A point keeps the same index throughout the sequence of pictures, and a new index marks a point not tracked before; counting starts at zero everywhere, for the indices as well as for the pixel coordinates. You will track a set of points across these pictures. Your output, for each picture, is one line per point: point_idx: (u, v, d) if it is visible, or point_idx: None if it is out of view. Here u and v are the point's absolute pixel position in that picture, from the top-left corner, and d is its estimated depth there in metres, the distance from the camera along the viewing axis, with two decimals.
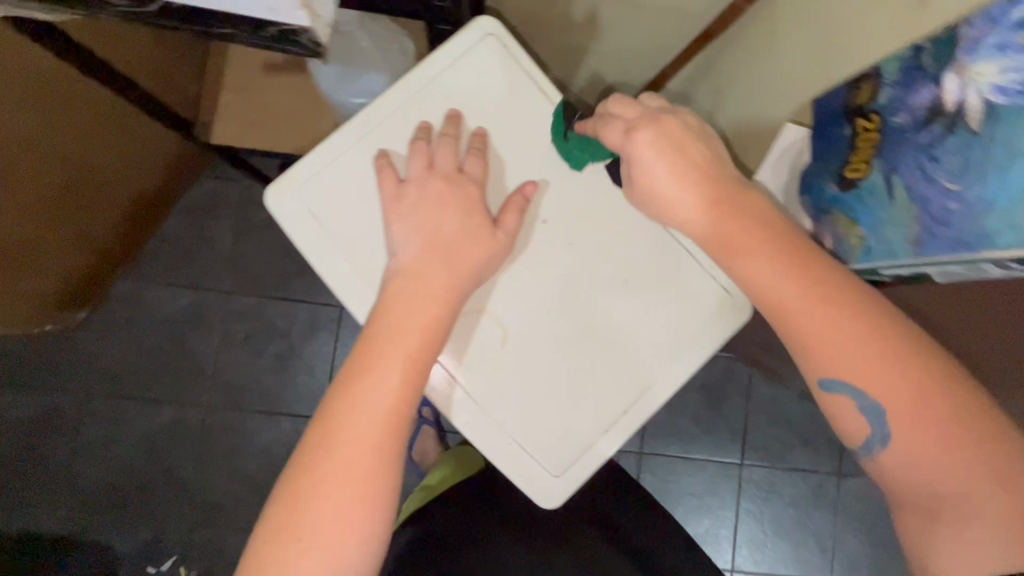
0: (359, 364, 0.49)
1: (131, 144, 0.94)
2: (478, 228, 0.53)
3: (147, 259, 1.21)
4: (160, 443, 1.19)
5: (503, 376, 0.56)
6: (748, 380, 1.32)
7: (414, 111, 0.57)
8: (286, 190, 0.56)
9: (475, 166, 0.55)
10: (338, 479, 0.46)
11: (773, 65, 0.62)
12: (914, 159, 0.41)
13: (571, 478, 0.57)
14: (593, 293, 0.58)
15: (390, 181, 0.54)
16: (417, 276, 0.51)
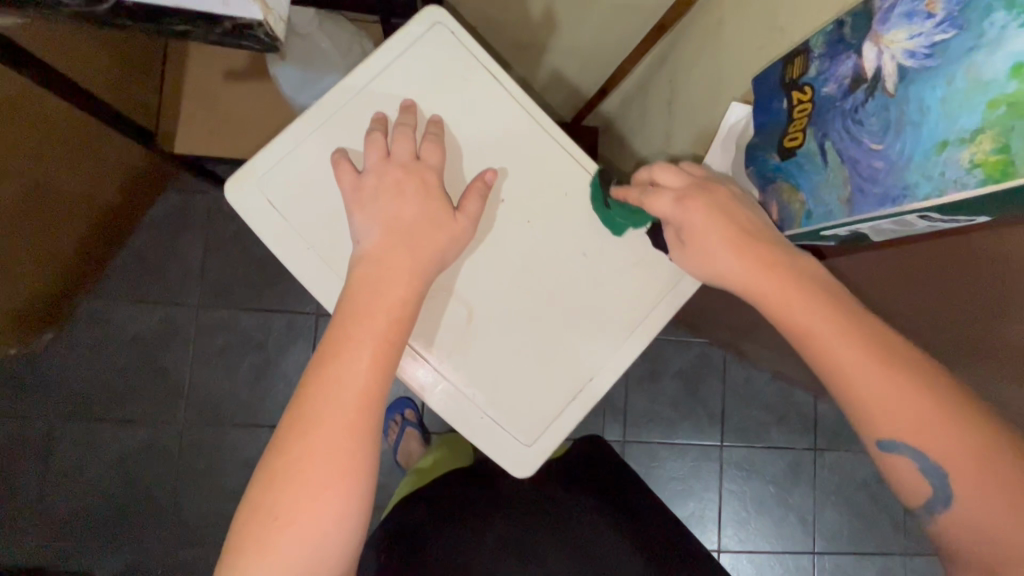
0: (329, 354, 0.49)
1: (92, 158, 0.92)
2: (437, 213, 0.54)
3: (112, 276, 1.19)
4: (137, 463, 1.16)
5: (475, 351, 0.58)
6: (722, 363, 1.35)
7: (368, 103, 0.58)
8: (247, 184, 0.56)
9: (433, 153, 0.56)
10: (308, 467, 0.46)
11: (718, 56, 0.66)
12: (842, 125, 0.44)
13: (541, 448, 0.59)
14: (554, 268, 0.59)
15: (349, 173, 0.54)
16: (379, 265, 0.51)
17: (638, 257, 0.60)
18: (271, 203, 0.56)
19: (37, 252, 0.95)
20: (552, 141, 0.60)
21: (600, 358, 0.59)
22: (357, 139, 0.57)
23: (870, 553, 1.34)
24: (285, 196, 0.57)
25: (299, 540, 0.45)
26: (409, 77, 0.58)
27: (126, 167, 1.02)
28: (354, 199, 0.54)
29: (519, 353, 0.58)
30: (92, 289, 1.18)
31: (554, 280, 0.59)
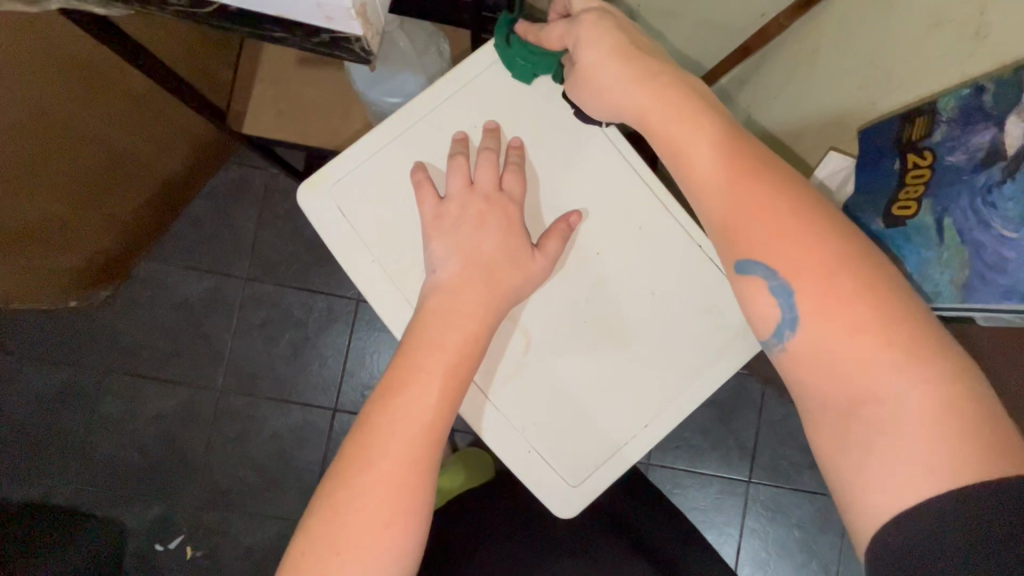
0: (398, 377, 0.49)
1: (165, 129, 0.95)
2: (516, 249, 0.54)
3: (170, 241, 1.23)
4: (174, 422, 1.21)
5: (532, 386, 0.57)
6: (761, 397, 1.30)
7: (455, 116, 0.57)
8: (321, 191, 0.56)
9: (514, 185, 0.56)
10: (365, 500, 0.46)
11: (813, 90, 0.64)
12: (964, 202, 0.43)
13: (587, 488, 0.58)
14: (623, 311, 0.57)
15: (431, 200, 0.54)
16: (458, 293, 0.52)
17: (710, 307, 0.58)
18: (343, 211, 0.57)
19: (101, 212, 0.99)
20: (633, 177, 0.58)
21: (655, 404, 0.57)
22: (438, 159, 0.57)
23: None
24: (357, 205, 0.57)
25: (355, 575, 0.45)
26: (496, 99, 0.58)
27: (191, 139, 1.05)
28: (432, 225, 0.54)
29: (572, 390, 0.57)
30: (151, 250, 1.22)
31: (622, 323, 0.57)
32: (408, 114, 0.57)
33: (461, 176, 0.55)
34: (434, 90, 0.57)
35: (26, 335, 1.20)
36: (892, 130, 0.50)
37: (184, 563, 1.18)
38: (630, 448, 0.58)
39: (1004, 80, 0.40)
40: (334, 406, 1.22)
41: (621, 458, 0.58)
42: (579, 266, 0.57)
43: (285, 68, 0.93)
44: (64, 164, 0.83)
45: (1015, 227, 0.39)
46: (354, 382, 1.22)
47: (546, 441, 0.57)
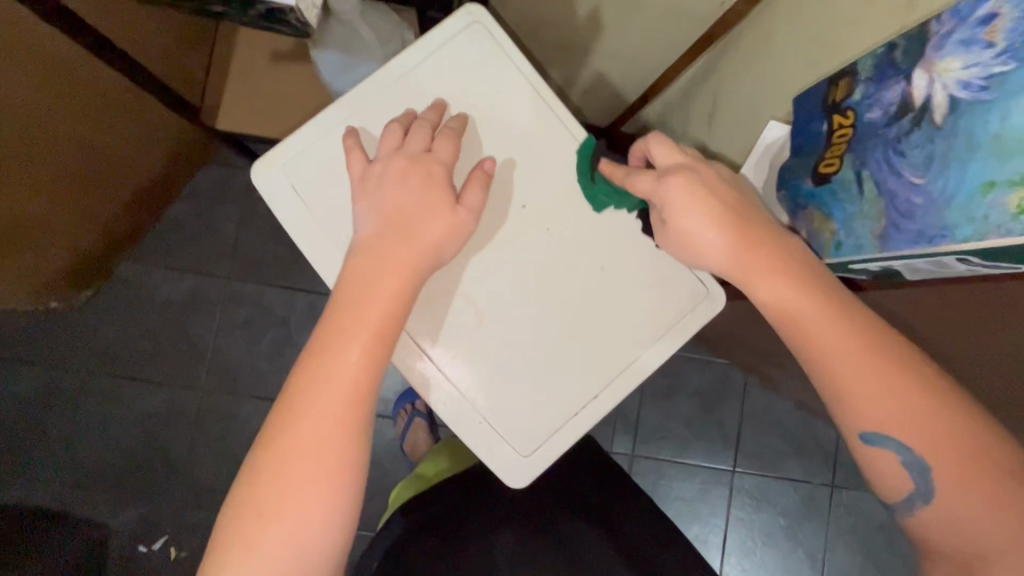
0: (324, 342, 0.49)
1: (143, 130, 0.96)
2: (441, 205, 0.53)
3: (151, 241, 1.23)
4: (158, 423, 1.21)
5: (481, 356, 0.57)
6: (743, 387, 1.31)
7: (404, 97, 0.58)
8: (274, 168, 0.58)
9: (444, 147, 0.55)
10: (295, 461, 0.47)
11: (766, 72, 0.66)
12: (882, 157, 0.46)
13: (540, 455, 0.58)
14: (567, 279, 0.59)
15: (360, 162, 0.55)
16: (387, 248, 0.51)
17: (654, 275, 0.59)
18: (295, 186, 0.58)
19: (80, 212, 0.99)
20: (575, 148, 0.60)
21: (602, 373, 0.58)
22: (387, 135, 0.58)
23: None
24: (309, 182, 0.58)
25: (286, 532, 0.46)
26: (443, 75, 0.59)
27: (170, 139, 1.05)
28: (360, 186, 0.54)
29: (522, 357, 0.58)
30: (133, 251, 1.23)
31: (567, 291, 0.59)
32: (357, 94, 0.58)
33: (394, 134, 0.55)
34: (382, 71, 0.58)
35: (8, 337, 1.20)
36: (819, 94, 0.51)
37: (169, 564, 1.17)
38: (578, 419, 0.58)
39: (911, 35, 0.41)
40: None
41: (569, 430, 0.58)
42: (524, 234, 0.58)
43: (257, 63, 0.97)
44: (44, 167, 0.84)
45: (920, 173, 0.42)
46: None
47: (495, 412, 0.57)
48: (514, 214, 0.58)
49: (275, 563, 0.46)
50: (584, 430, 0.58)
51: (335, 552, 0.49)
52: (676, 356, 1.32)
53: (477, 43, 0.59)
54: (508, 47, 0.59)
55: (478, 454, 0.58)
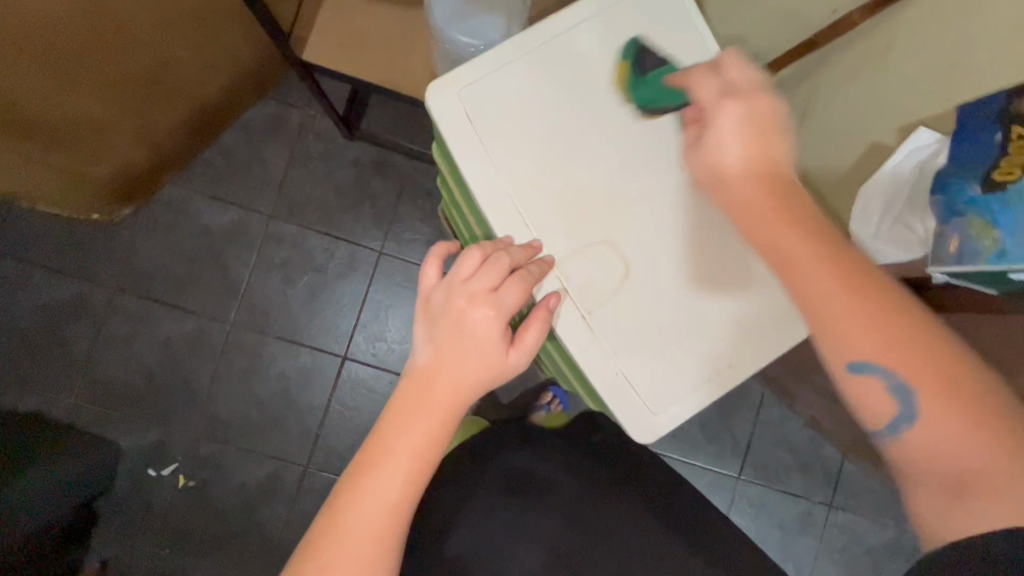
0: (425, 368, 0.50)
1: (214, 43, 0.93)
2: (491, 349, 0.50)
3: (198, 166, 1.21)
4: (181, 350, 1.20)
5: (621, 310, 0.57)
6: (760, 398, 1.33)
7: (571, 43, 0.58)
8: (448, 90, 0.56)
9: (512, 291, 0.51)
10: (401, 439, 0.48)
11: (871, 90, 0.65)
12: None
13: (667, 417, 0.58)
14: (717, 247, 0.58)
15: (434, 273, 0.52)
16: (451, 362, 0.50)
17: None
18: (465, 112, 0.56)
19: (138, 124, 0.97)
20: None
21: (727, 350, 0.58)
22: (571, 78, 0.58)
23: None
24: (483, 109, 0.57)
25: (380, 503, 0.47)
26: (629, 27, 0.59)
27: (240, 61, 1.03)
28: (423, 306, 0.52)
29: (663, 319, 0.57)
30: (177, 174, 1.21)
31: (715, 257, 0.58)
32: (540, 27, 0.57)
33: (471, 260, 0.51)
34: (561, 14, 0.58)
35: (42, 242, 1.18)
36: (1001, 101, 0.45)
37: (177, 492, 1.17)
38: (692, 392, 0.58)
39: None
40: (344, 354, 1.21)
41: (684, 403, 0.58)
42: (678, 199, 0.58)
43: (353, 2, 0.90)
44: (111, 58, 0.80)
45: None
46: (366, 333, 1.22)
47: (624, 374, 0.57)
48: (672, 176, 0.58)
49: (365, 528, 0.46)
50: (698, 406, 0.59)
51: (396, 541, 0.48)
52: None
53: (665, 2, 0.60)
54: (694, 13, 0.60)
55: (610, 409, 0.58)
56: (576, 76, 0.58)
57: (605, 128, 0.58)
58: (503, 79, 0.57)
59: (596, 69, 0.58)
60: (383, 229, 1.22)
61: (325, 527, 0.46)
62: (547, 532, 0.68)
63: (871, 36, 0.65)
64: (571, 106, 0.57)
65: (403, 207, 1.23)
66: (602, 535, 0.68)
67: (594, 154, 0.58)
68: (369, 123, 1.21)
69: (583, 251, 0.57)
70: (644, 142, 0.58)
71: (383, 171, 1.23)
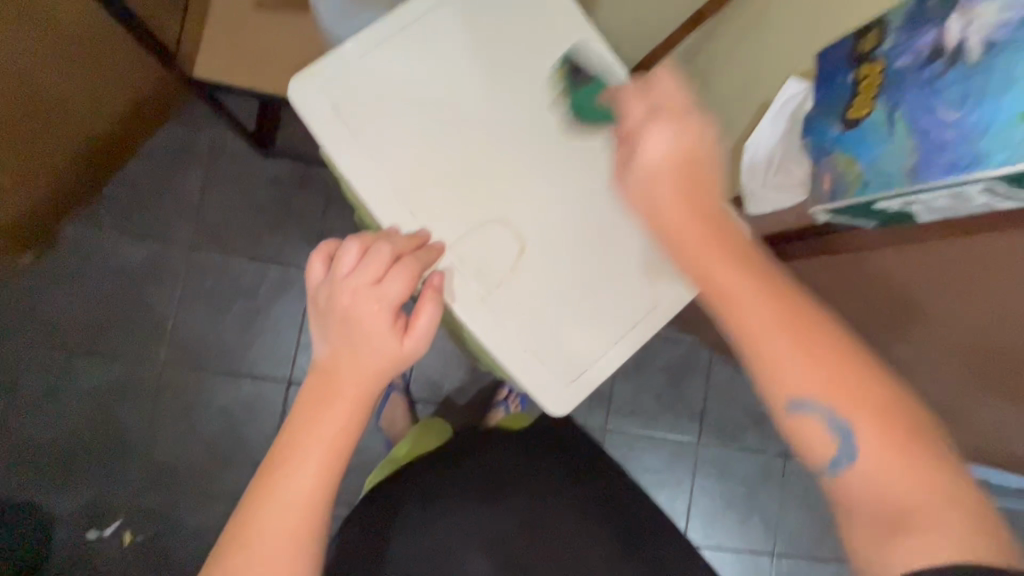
0: (326, 364, 0.48)
1: (99, 73, 0.88)
2: (384, 340, 0.48)
3: (102, 204, 1.14)
4: (108, 400, 1.12)
5: (518, 285, 0.57)
6: (708, 362, 1.36)
7: (434, 30, 0.57)
8: (312, 85, 0.55)
9: (396, 283, 0.48)
10: (312, 431, 0.47)
11: None
12: (918, 95, 0.40)
13: (580, 385, 0.58)
14: (606, 212, 0.59)
15: (321, 270, 0.50)
16: (349, 355, 0.48)
17: None
18: (337, 111, 0.56)
19: (26, 166, 0.91)
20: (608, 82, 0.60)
21: (628, 309, 0.59)
22: (439, 65, 0.57)
23: (826, 560, 1.37)
24: (353, 104, 0.56)
25: (295, 502, 0.45)
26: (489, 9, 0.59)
27: (131, 89, 0.97)
28: (313, 305, 0.50)
29: (563, 286, 0.58)
30: (80, 215, 1.13)
31: (606, 220, 0.59)
32: (397, 15, 0.57)
33: (350, 255, 0.48)
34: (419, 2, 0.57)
35: None
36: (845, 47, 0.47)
37: (123, 550, 1.10)
38: (600, 358, 0.59)
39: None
40: (288, 378, 1.17)
41: (595, 371, 0.58)
42: (560, 171, 0.59)
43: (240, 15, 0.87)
44: None
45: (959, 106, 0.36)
46: (309, 353, 1.18)
47: (534, 346, 0.57)
48: (552, 148, 0.59)
49: (279, 530, 0.45)
50: (609, 370, 0.59)
51: (317, 540, 0.46)
52: None
53: None
54: None
55: (521, 384, 0.57)
56: (443, 63, 0.58)
57: (479, 110, 0.58)
58: (376, 73, 0.56)
59: (463, 51, 0.58)
60: (311, 244, 1.19)
61: (238, 537, 0.45)
62: (497, 538, 0.70)
63: None
64: (440, 89, 0.57)
65: (329, 219, 1.19)
66: (542, 536, 0.70)
67: (472, 134, 0.58)
68: (283, 137, 1.18)
69: (473, 231, 0.57)
70: (521, 120, 0.58)
71: (303, 186, 1.19)
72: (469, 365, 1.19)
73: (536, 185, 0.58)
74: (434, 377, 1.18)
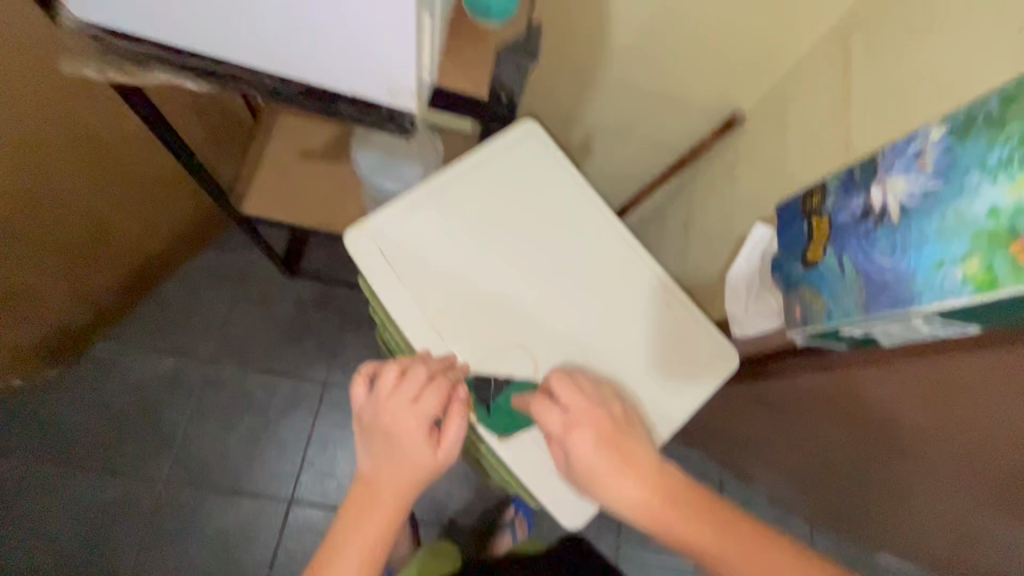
0: (367, 476, 0.52)
1: (154, 205, 1.01)
2: (417, 454, 0.51)
3: (132, 321, 1.21)
4: (103, 520, 1.10)
5: (534, 405, 0.61)
6: (719, 482, 1.33)
7: (464, 183, 0.66)
8: (362, 230, 0.63)
9: (431, 402, 0.52)
10: (348, 542, 0.49)
11: (728, 193, 0.82)
12: (856, 244, 0.46)
13: (592, 498, 0.60)
14: (616, 340, 0.65)
15: (361, 391, 0.54)
16: (386, 469, 0.51)
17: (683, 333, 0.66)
18: (379, 248, 0.63)
19: (71, 285, 1.00)
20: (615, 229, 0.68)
21: (635, 426, 0.62)
22: (468, 212, 0.65)
23: None
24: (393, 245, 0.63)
25: None
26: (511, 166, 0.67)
27: (180, 220, 1.10)
28: (358, 424, 0.54)
29: None
30: (111, 332, 1.20)
31: (615, 346, 0.65)
32: (433, 171, 0.66)
33: (390, 375, 0.53)
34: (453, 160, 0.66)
35: None
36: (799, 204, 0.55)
37: None
38: None
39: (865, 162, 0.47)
40: (290, 498, 1.15)
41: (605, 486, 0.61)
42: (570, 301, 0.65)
43: (285, 160, 0.99)
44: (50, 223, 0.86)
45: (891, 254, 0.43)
46: (313, 471, 1.17)
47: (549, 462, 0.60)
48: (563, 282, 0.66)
49: None
50: None
51: None
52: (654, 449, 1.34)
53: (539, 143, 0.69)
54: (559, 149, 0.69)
55: (535, 495, 0.60)
56: (471, 210, 0.66)
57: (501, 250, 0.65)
58: (412, 218, 0.65)
59: (488, 200, 0.66)
60: (326, 361, 1.23)
61: None
62: None
63: (724, 155, 0.84)
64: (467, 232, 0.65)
65: (345, 336, 1.25)
66: None
67: (494, 271, 0.64)
68: (309, 261, 1.28)
69: (494, 354, 0.62)
70: (537, 258, 0.66)
71: (323, 305, 1.27)
72: (474, 484, 1.17)
73: (550, 314, 0.64)
74: (440, 498, 1.16)
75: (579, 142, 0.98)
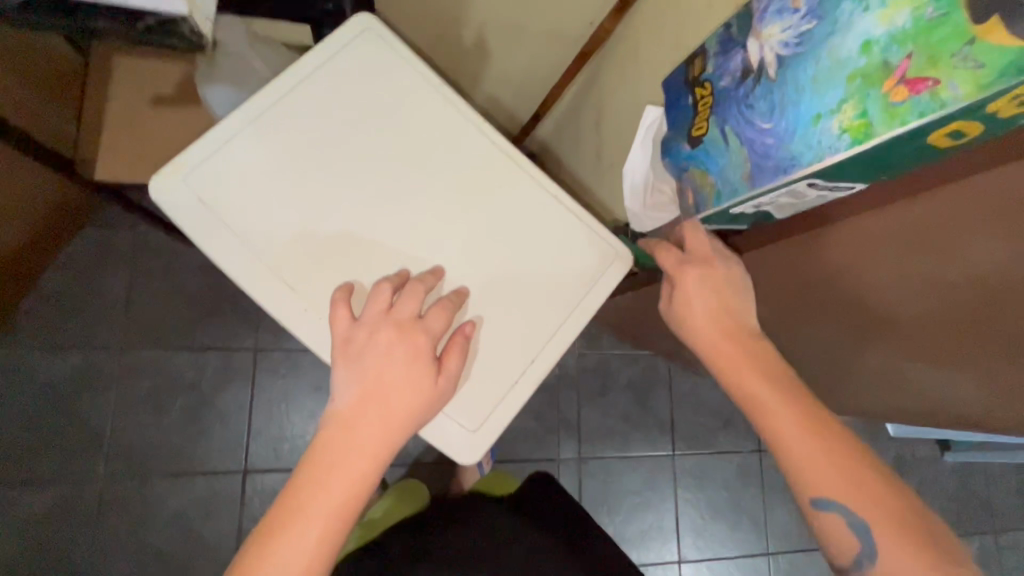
0: (346, 412, 0.48)
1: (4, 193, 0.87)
2: (420, 377, 0.50)
3: (20, 322, 1.09)
4: (49, 528, 1.05)
5: None
6: (667, 373, 1.38)
7: (294, 107, 0.58)
8: (178, 180, 0.55)
9: (436, 318, 0.54)
10: (323, 483, 0.46)
11: (631, 80, 0.76)
12: (738, 111, 0.42)
13: (490, 434, 0.58)
14: (499, 259, 0.61)
15: (344, 320, 0.52)
16: (373, 401, 0.49)
17: (573, 248, 0.62)
18: (201, 200, 0.55)
19: None
20: (484, 138, 0.62)
21: (528, 346, 0.60)
22: (306, 141, 0.58)
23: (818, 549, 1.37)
24: (219, 193, 0.56)
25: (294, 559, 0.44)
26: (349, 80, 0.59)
27: (41, 202, 0.96)
28: (341, 349, 0.50)
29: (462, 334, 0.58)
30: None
31: (503, 265, 0.61)
32: (251, 98, 0.57)
33: (385, 294, 0.53)
34: (276, 81, 0.58)
35: None
36: (684, 76, 0.50)
37: None
38: (509, 397, 0.59)
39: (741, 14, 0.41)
40: (244, 468, 1.12)
41: (505, 409, 0.59)
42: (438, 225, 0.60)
43: (134, 111, 0.86)
44: None
45: (769, 117, 0.39)
46: (263, 438, 1.13)
47: None
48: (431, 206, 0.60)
49: None
50: (519, 406, 0.59)
51: None
52: (604, 354, 1.36)
53: (376, 49, 0.60)
54: (407, 55, 0.61)
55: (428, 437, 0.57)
56: (309, 139, 0.58)
57: (352, 180, 0.59)
58: (245, 157, 0.56)
59: (329, 125, 0.59)
60: (252, 326, 1.16)
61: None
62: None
63: (623, 37, 0.77)
64: (307, 165, 0.58)
65: None
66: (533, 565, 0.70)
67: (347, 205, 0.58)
68: None
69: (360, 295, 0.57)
70: (394, 181, 0.60)
71: None
72: None
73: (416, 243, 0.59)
74: None
75: (470, 43, 0.88)
